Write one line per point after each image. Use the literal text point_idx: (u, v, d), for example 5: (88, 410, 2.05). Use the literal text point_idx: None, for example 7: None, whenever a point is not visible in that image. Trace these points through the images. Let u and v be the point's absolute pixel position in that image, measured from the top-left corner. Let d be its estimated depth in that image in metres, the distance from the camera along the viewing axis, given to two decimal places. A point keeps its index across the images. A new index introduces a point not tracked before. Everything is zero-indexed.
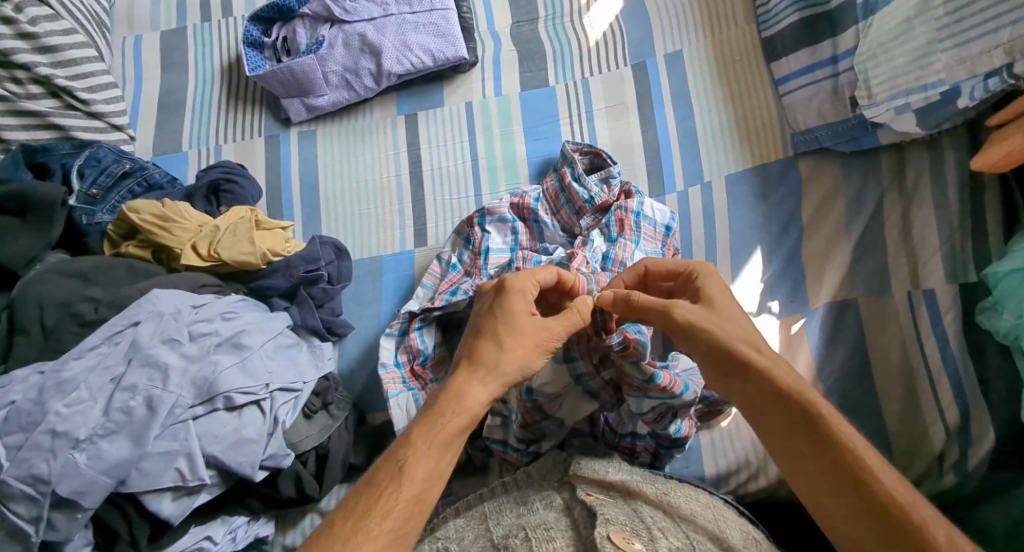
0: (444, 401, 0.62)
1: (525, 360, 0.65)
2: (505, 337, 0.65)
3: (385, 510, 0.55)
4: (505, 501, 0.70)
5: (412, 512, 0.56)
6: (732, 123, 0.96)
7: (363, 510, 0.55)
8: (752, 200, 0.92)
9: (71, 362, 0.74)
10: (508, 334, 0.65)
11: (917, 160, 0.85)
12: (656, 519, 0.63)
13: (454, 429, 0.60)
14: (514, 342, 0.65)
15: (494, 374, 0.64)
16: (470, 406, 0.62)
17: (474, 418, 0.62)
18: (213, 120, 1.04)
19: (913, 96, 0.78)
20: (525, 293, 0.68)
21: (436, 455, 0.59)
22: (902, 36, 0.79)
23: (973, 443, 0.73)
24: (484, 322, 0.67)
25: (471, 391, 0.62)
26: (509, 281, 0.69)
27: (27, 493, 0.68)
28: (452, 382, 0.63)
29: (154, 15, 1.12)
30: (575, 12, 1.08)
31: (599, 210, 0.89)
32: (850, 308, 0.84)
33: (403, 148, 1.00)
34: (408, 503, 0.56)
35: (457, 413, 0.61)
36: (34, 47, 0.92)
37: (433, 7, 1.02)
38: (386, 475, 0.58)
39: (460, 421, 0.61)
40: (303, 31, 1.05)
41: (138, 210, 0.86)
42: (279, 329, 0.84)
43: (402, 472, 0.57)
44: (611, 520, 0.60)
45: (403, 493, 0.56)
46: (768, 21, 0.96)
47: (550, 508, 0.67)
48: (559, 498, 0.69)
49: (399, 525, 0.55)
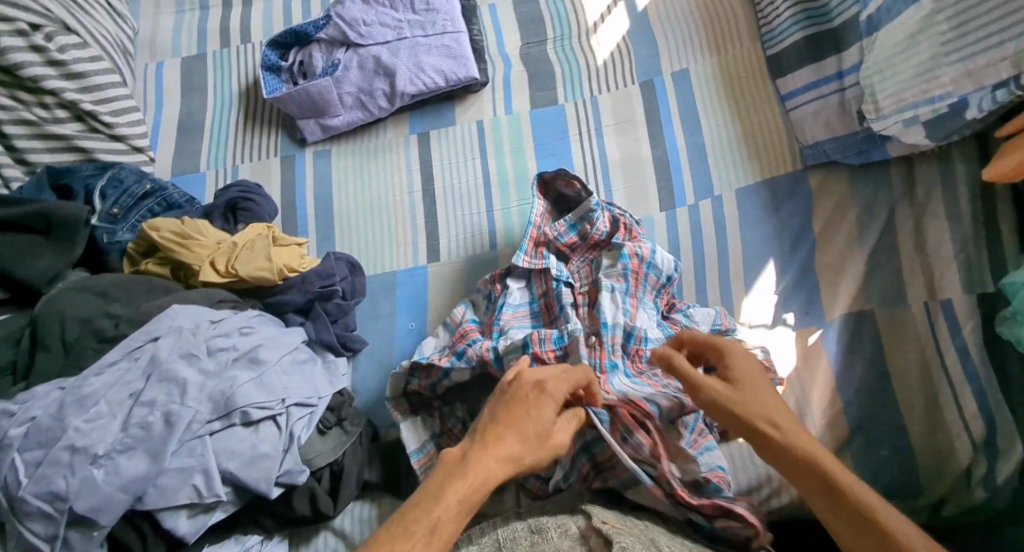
0: (455, 473, 0.61)
1: (529, 454, 0.64)
2: (525, 422, 0.64)
3: None
4: (520, 529, 0.66)
5: None
6: (740, 137, 0.97)
7: None
8: (763, 213, 0.93)
9: (92, 377, 0.75)
10: (519, 423, 0.64)
11: (927, 171, 0.86)
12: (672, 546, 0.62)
13: (459, 501, 0.59)
14: (520, 435, 0.64)
15: (504, 459, 0.62)
16: (476, 477, 0.60)
17: (477, 491, 0.60)
18: (230, 142, 1.07)
19: (921, 109, 0.79)
20: (547, 393, 0.67)
21: (433, 524, 0.57)
22: (908, 50, 0.80)
23: (1000, 456, 0.71)
24: (500, 403, 0.67)
25: (481, 463, 0.61)
26: (527, 376, 0.68)
27: (42, 511, 0.68)
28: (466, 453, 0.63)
29: (175, 43, 1.16)
30: (583, 33, 1.10)
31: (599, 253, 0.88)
32: (868, 317, 0.84)
33: (415, 167, 1.02)
34: None
35: (463, 483, 0.60)
36: (62, 73, 0.95)
37: (445, 30, 1.05)
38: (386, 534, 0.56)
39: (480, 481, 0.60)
40: (319, 55, 1.08)
41: (159, 228, 0.88)
42: (295, 343, 0.85)
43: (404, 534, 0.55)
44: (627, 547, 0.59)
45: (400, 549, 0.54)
46: (772, 39, 0.99)
47: (565, 535, 0.64)
48: (574, 526, 0.66)
49: None
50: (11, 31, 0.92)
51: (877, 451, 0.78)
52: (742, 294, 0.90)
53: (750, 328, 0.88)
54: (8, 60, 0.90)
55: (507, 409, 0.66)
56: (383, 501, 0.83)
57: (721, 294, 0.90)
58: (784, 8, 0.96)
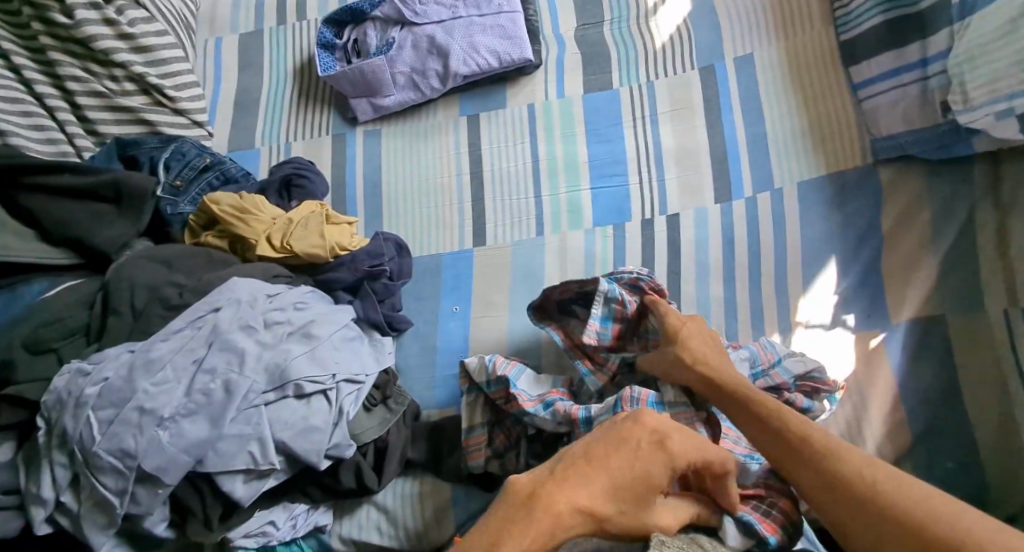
0: (529, 506, 0.51)
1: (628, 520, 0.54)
2: (623, 488, 0.53)
3: None
4: None
5: None
6: (805, 129, 0.93)
7: None
8: (826, 209, 0.89)
9: (159, 343, 0.80)
10: (623, 475, 0.54)
11: (1016, 172, 0.80)
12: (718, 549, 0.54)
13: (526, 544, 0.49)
14: (622, 490, 0.53)
15: (590, 510, 0.52)
16: (551, 514, 0.51)
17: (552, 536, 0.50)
18: (285, 119, 1.08)
19: (1016, 100, 0.72)
20: (666, 447, 0.55)
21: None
22: (1007, 36, 0.73)
23: None
24: (609, 439, 0.55)
25: (562, 504, 0.51)
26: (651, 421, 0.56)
27: (115, 466, 0.74)
28: (542, 486, 0.53)
29: (233, 18, 1.18)
30: (642, 16, 1.06)
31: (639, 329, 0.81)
32: (940, 326, 0.79)
33: (464, 148, 1.02)
34: None
35: (536, 526, 0.50)
36: (131, 46, 0.99)
37: (501, 9, 1.03)
38: None
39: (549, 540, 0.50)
40: (374, 34, 1.07)
41: (218, 201, 0.92)
42: (344, 321, 0.88)
43: None
44: (667, 542, 0.52)
45: None
46: (847, 24, 0.92)
47: None
48: None
49: None
50: (87, 4, 0.97)
51: (941, 463, 0.74)
52: (799, 295, 0.86)
53: (806, 328, 0.85)
54: (82, 32, 0.95)
55: (602, 454, 0.54)
56: (424, 480, 0.85)
57: (775, 295, 0.87)
58: None
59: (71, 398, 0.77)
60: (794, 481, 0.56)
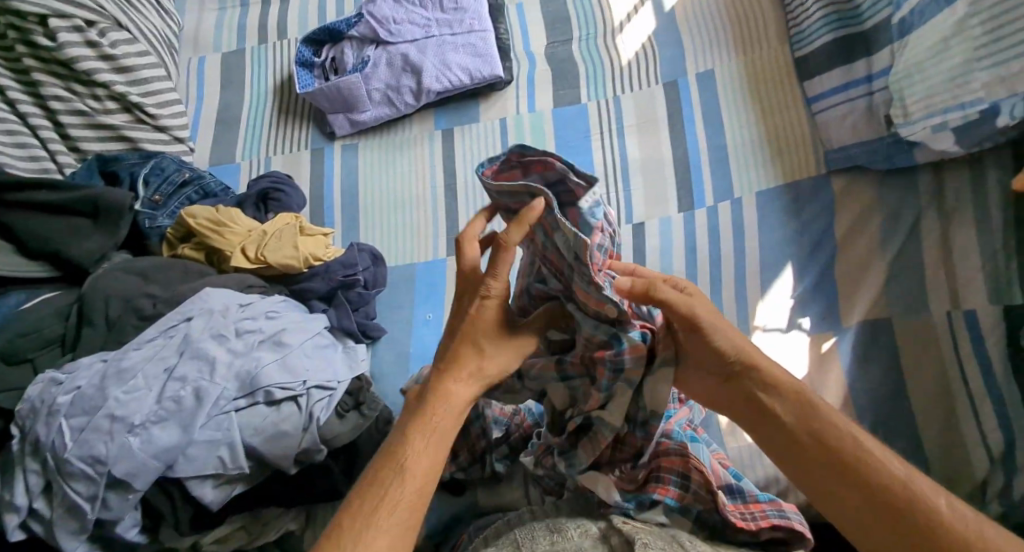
0: (431, 399, 0.62)
1: (506, 364, 0.64)
2: (480, 334, 0.63)
3: (385, 501, 0.57)
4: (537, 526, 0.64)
5: (413, 515, 0.57)
6: (763, 139, 0.96)
7: (371, 506, 0.57)
8: (783, 216, 0.92)
9: (131, 352, 0.81)
10: (481, 335, 0.63)
11: (957, 180, 0.83)
12: (696, 542, 0.61)
13: (445, 425, 0.61)
14: (494, 348, 0.63)
15: (476, 374, 0.63)
16: (453, 399, 0.62)
17: (459, 410, 0.62)
18: (264, 134, 1.11)
19: (950, 115, 0.77)
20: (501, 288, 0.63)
21: (429, 445, 0.60)
22: (937, 57, 0.79)
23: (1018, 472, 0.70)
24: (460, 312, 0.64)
25: (456, 390, 0.62)
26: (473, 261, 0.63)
27: (85, 472, 0.74)
28: (438, 379, 0.63)
29: (217, 38, 1.22)
30: (609, 32, 1.11)
31: (581, 365, 0.66)
32: (884, 327, 0.83)
33: (438, 162, 1.04)
34: (413, 496, 0.57)
35: (446, 411, 0.61)
36: (113, 67, 1.01)
37: (472, 28, 1.08)
38: (387, 471, 0.58)
39: (448, 420, 0.61)
40: (351, 52, 1.11)
41: (194, 215, 0.93)
42: (317, 330, 0.88)
43: (404, 470, 0.58)
44: (650, 544, 0.58)
45: (407, 489, 0.57)
46: (800, 41, 0.97)
47: (586, 535, 0.62)
48: (596, 526, 0.64)
49: (409, 516, 0.57)
50: (69, 27, 0.98)
51: None
52: (759, 299, 0.89)
53: (764, 332, 0.87)
54: (65, 54, 0.97)
55: (451, 339, 0.64)
56: None
57: (738, 297, 0.90)
58: (814, 10, 0.95)
59: (44, 406, 0.77)
60: (842, 498, 0.55)
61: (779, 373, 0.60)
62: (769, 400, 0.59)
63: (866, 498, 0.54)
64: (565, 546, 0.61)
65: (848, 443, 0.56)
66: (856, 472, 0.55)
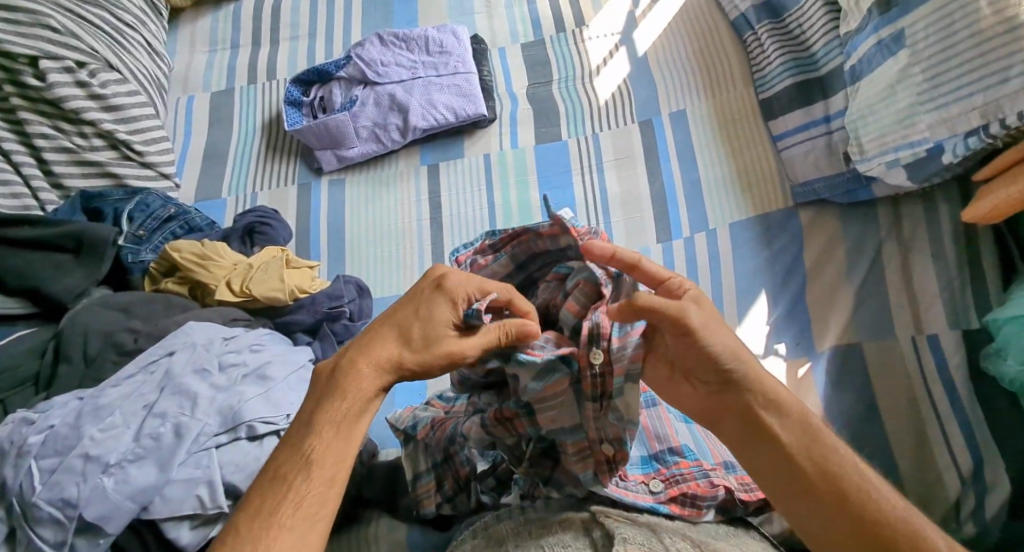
0: (340, 386, 0.59)
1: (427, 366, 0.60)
2: (410, 331, 0.61)
3: (291, 498, 0.55)
4: (523, 524, 0.65)
5: (320, 505, 0.55)
6: (734, 173, 1.02)
7: (274, 503, 0.55)
8: (755, 246, 0.96)
9: (109, 389, 0.78)
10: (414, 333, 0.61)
11: (913, 211, 0.89)
12: (675, 539, 0.61)
13: (353, 413, 0.59)
14: (418, 343, 0.60)
15: (390, 363, 0.60)
16: (361, 387, 0.59)
17: (369, 398, 0.59)
18: (250, 171, 1.12)
19: (901, 152, 0.84)
20: (458, 300, 0.61)
21: (336, 436, 0.58)
22: (887, 100, 0.86)
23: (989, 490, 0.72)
24: (407, 306, 0.62)
25: (367, 376, 0.59)
26: (449, 278, 0.62)
27: (53, 517, 0.69)
28: (350, 360, 0.60)
29: (206, 79, 1.25)
30: (587, 75, 1.17)
31: (501, 427, 0.65)
32: (856, 351, 0.85)
33: (424, 196, 1.07)
34: (320, 487, 0.56)
35: (354, 396, 0.59)
36: (101, 106, 1.03)
37: (457, 70, 1.13)
38: (293, 468, 0.56)
39: (355, 405, 0.59)
40: (339, 91, 1.16)
41: (179, 249, 0.93)
42: (301, 362, 0.88)
43: (310, 462, 0.57)
44: (630, 540, 0.59)
45: (313, 481, 0.56)
46: (765, 84, 1.05)
47: (568, 527, 0.64)
48: (578, 518, 0.65)
49: (314, 506, 0.55)
50: (59, 68, 1.00)
51: None
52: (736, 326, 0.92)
53: None
54: (54, 93, 0.99)
55: (388, 318, 0.62)
56: (377, 522, 0.80)
57: None
58: (774, 56, 1.03)
59: (14, 447, 0.73)
60: (823, 513, 0.55)
61: (775, 388, 0.59)
62: (767, 415, 0.58)
63: (842, 520, 0.54)
64: (547, 539, 0.63)
65: (846, 468, 0.56)
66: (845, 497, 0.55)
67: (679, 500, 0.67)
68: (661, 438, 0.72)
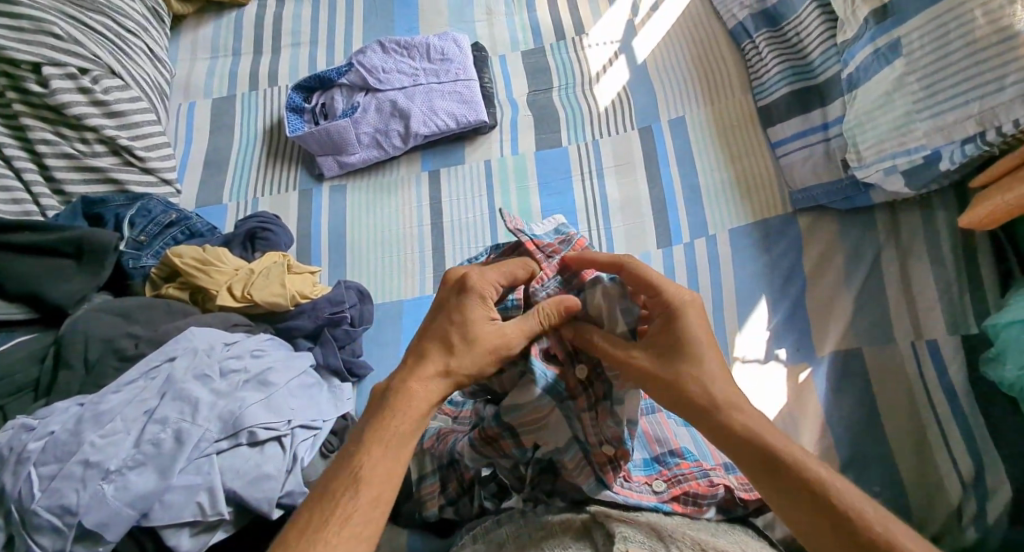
0: (393, 403, 0.59)
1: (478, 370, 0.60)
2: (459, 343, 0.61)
3: (341, 514, 0.54)
4: (524, 526, 0.65)
5: (369, 520, 0.54)
6: (733, 179, 1.03)
7: (320, 519, 0.54)
8: (754, 251, 0.97)
9: (109, 395, 0.78)
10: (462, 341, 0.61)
11: (910, 218, 0.90)
12: (677, 539, 0.61)
13: (406, 428, 0.58)
14: (469, 352, 0.60)
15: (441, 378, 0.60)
16: (413, 401, 0.59)
17: (422, 413, 0.59)
18: (252, 176, 1.13)
19: (898, 159, 0.85)
20: (485, 295, 0.63)
21: (387, 452, 0.57)
22: (883, 107, 0.86)
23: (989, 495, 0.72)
24: (446, 313, 0.63)
25: (420, 390, 0.60)
26: (472, 277, 0.63)
27: (52, 524, 0.69)
28: (400, 378, 0.61)
29: (208, 85, 1.25)
30: (587, 82, 1.18)
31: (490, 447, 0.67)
32: (855, 356, 0.86)
33: (424, 202, 1.07)
34: (368, 504, 0.55)
35: (407, 411, 0.59)
36: (104, 112, 1.03)
37: (458, 77, 1.14)
38: (341, 483, 0.56)
39: (409, 421, 0.59)
40: (340, 98, 1.16)
41: (180, 254, 0.93)
42: (303, 368, 0.88)
43: (359, 478, 0.56)
44: (630, 539, 0.59)
45: (362, 497, 0.55)
46: (763, 91, 1.06)
47: (568, 528, 0.64)
48: (578, 520, 0.65)
49: (362, 525, 0.54)
50: (62, 75, 1.01)
51: (867, 488, 0.78)
52: (736, 332, 0.92)
53: (743, 363, 0.89)
54: (57, 100, 0.99)
55: (433, 333, 0.63)
56: (379, 531, 0.79)
57: (717, 329, 0.93)
58: (772, 64, 1.05)
59: (13, 454, 0.73)
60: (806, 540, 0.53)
61: (749, 415, 0.58)
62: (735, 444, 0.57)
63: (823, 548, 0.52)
64: (548, 541, 0.63)
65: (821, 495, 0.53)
66: (822, 514, 0.53)
67: (682, 499, 0.68)
68: (661, 441, 0.73)
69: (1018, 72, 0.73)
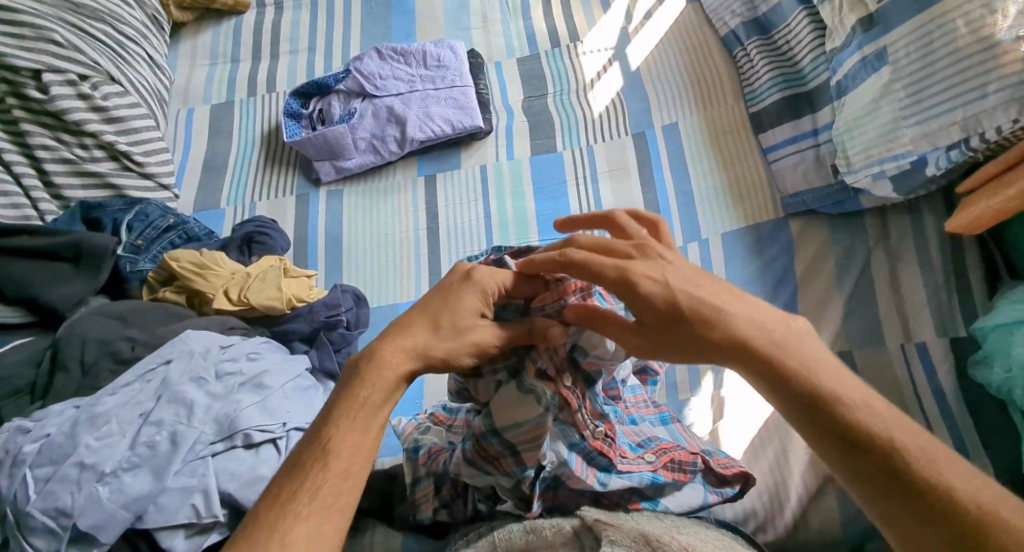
0: (365, 374, 0.59)
1: (454, 350, 0.60)
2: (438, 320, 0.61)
3: (307, 487, 0.53)
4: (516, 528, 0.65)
5: (337, 494, 0.53)
6: (726, 184, 1.04)
7: (289, 492, 0.53)
8: (748, 255, 0.98)
9: (105, 398, 0.78)
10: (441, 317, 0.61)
11: (899, 222, 0.91)
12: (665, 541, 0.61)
13: (377, 401, 0.57)
14: (446, 327, 0.60)
15: (415, 350, 0.59)
16: (385, 373, 0.58)
17: (395, 386, 0.58)
18: (249, 181, 1.14)
19: (886, 165, 0.86)
20: (485, 292, 0.63)
21: (356, 425, 0.56)
22: (871, 114, 0.88)
23: None
24: (434, 295, 0.63)
25: (392, 361, 0.59)
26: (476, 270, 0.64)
27: (47, 526, 0.69)
28: (374, 350, 0.60)
29: (206, 91, 1.26)
30: (581, 89, 1.19)
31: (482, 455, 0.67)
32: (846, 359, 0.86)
33: (421, 206, 1.08)
34: (337, 478, 0.54)
35: (378, 384, 0.58)
36: (102, 117, 1.04)
37: (453, 83, 1.15)
38: (312, 455, 0.55)
39: (379, 393, 0.58)
40: (337, 104, 1.18)
41: (178, 258, 0.94)
42: (299, 371, 0.88)
43: (328, 450, 0.55)
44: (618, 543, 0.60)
45: (331, 471, 0.54)
46: (754, 98, 1.07)
47: (560, 533, 0.64)
48: (569, 524, 0.65)
49: (330, 498, 0.53)
50: (62, 81, 1.02)
51: None
52: None
53: None
54: (56, 106, 1.00)
55: (416, 310, 0.63)
56: (375, 533, 0.77)
57: None
58: (763, 71, 1.06)
59: (9, 456, 0.73)
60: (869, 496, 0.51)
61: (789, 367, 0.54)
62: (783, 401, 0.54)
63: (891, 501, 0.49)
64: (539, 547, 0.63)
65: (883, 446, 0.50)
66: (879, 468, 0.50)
67: (668, 468, 0.70)
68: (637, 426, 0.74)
69: (1000, 79, 0.75)
